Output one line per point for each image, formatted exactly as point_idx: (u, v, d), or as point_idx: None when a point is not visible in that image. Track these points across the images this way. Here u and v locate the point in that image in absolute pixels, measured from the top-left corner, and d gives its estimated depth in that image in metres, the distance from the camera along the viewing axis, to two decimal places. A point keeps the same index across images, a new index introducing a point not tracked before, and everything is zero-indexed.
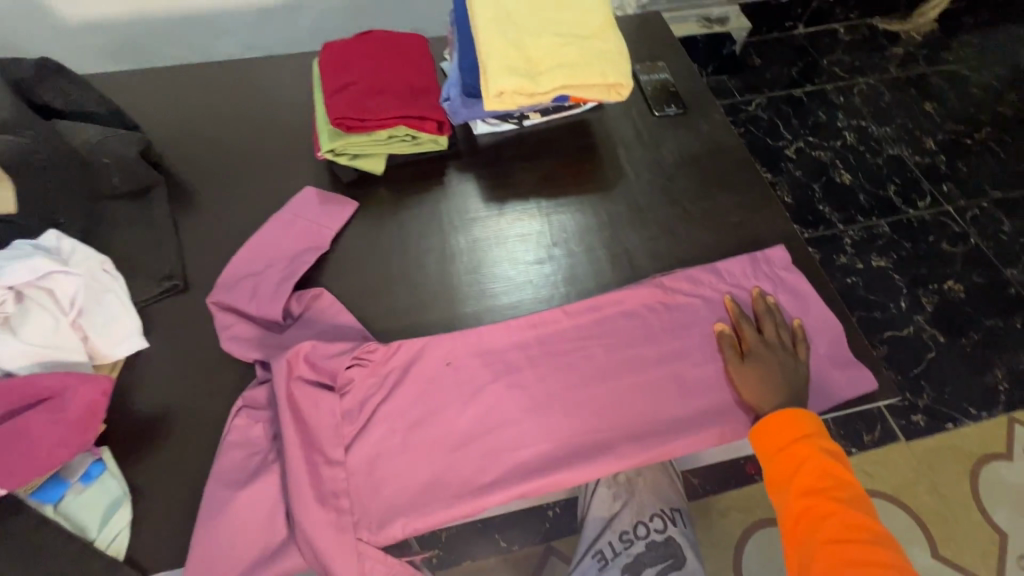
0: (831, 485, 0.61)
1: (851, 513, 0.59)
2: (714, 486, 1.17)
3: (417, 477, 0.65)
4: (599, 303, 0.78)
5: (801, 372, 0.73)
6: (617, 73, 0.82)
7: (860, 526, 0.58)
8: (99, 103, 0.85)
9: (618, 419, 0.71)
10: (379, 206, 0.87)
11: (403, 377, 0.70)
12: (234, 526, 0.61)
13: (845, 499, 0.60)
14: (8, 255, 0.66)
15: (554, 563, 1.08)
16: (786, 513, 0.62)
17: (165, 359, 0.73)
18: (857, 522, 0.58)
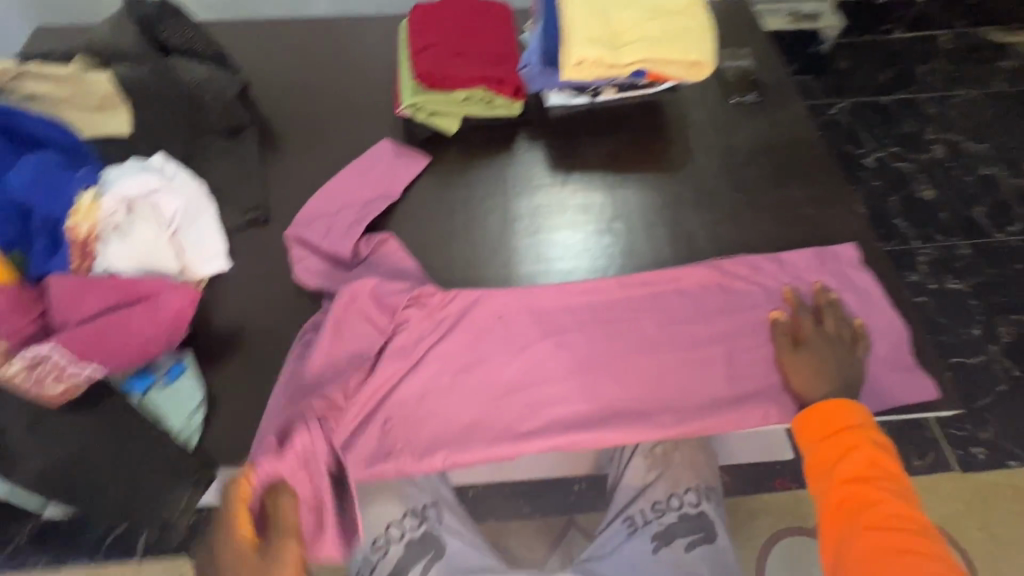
0: (876, 476, 0.60)
1: (896, 504, 0.57)
2: (746, 487, 1.15)
3: (461, 417, 0.69)
4: (654, 279, 0.78)
5: (856, 370, 0.71)
6: (700, 51, 0.81)
7: (904, 517, 0.56)
8: (205, 44, 0.91)
9: (660, 391, 0.71)
10: (448, 163, 0.90)
11: (457, 324, 0.73)
12: None
13: (891, 490, 0.59)
14: (125, 170, 0.73)
15: (574, 536, 1.10)
16: (826, 500, 0.60)
17: (243, 283, 0.80)
18: (902, 513, 0.57)
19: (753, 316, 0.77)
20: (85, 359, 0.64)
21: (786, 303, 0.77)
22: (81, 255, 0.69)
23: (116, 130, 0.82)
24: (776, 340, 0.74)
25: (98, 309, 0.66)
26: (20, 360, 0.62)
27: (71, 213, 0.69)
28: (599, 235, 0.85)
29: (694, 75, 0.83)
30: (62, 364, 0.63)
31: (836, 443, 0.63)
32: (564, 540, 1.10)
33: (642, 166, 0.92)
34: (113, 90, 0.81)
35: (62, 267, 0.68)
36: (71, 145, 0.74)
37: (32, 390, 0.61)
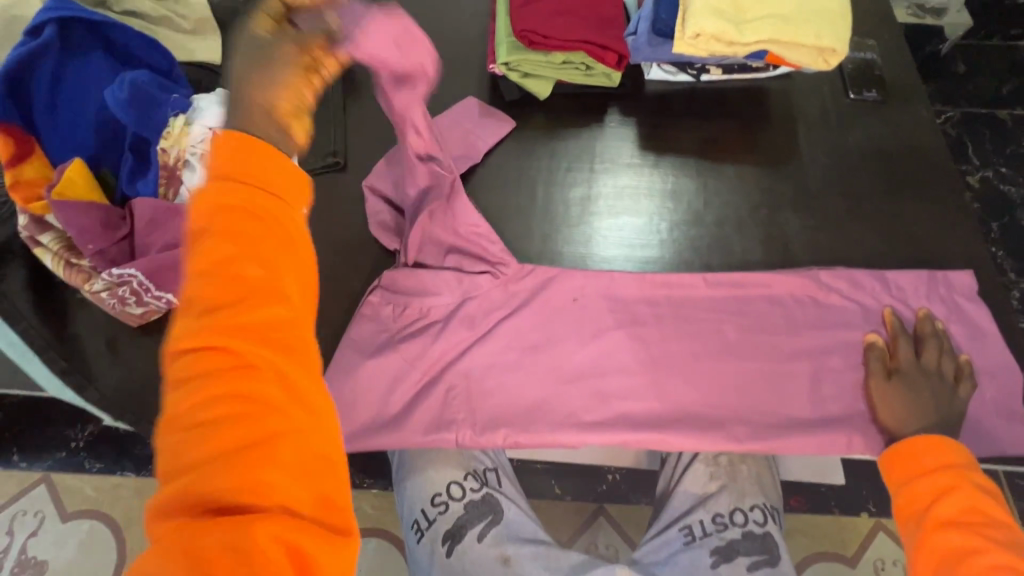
0: (979, 522, 0.55)
1: (1004, 553, 0.52)
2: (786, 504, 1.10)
3: (526, 396, 0.67)
4: (741, 281, 0.74)
5: (955, 408, 0.65)
6: (834, 36, 0.72)
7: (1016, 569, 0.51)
8: None
9: (733, 400, 0.68)
10: (534, 129, 0.85)
11: (531, 301, 0.71)
12: (358, 389, 0.67)
13: (998, 539, 0.53)
14: (212, 99, 0.72)
15: (602, 524, 1.09)
16: (920, 550, 0.57)
17: (318, 228, 0.79)
18: (1013, 564, 0.51)
19: (843, 335, 0.72)
20: (163, 285, 0.65)
21: (884, 325, 0.71)
22: (166, 181, 0.67)
23: (210, 57, 0.80)
24: (868, 363, 0.69)
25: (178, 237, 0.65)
26: (103, 279, 0.63)
27: (162, 136, 0.67)
28: (684, 225, 0.79)
29: (820, 62, 0.75)
30: (141, 288, 0.63)
31: (929, 487, 0.59)
32: (591, 526, 1.09)
33: (742, 156, 0.84)
34: (209, 16, 0.80)
35: (149, 191, 0.67)
36: (165, 67, 0.73)
37: (115, 308, 0.65)
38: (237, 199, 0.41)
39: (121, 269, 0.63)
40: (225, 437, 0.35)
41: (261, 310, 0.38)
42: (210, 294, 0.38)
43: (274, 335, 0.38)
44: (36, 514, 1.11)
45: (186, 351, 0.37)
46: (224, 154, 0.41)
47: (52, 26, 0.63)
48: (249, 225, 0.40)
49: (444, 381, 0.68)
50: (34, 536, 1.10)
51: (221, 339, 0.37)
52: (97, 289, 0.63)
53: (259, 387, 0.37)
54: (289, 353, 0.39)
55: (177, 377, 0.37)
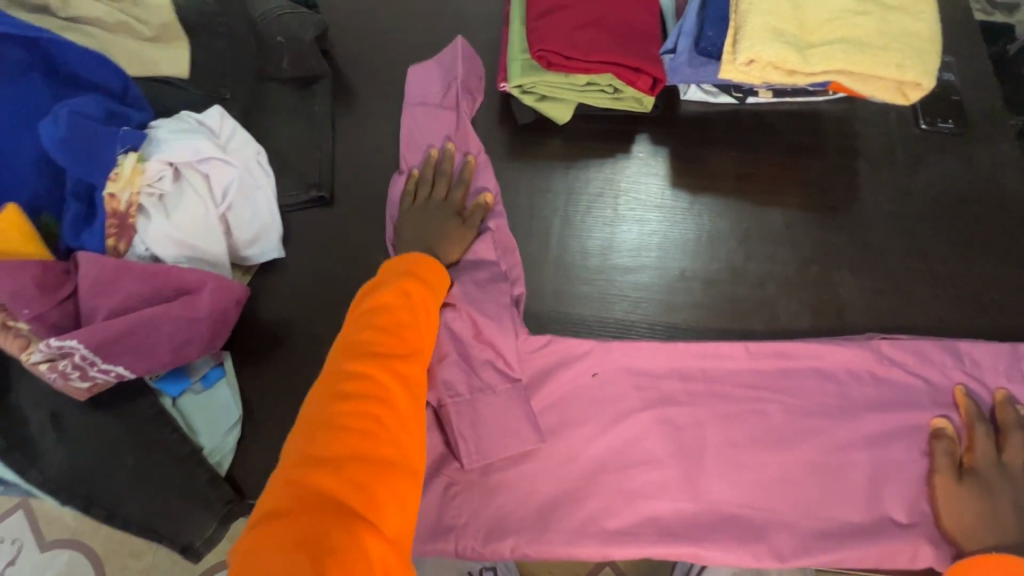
0: None
1: None
2: None
3: (534, 488, 0.59)
4: (788, 353, 0.63)
5: None
6: (919, 67, 0.60)
7: None
8: None
9: (772, 501, 0.59)
10: (550, 159, 0.74)
11: (545, 379, 0.62)
12: None
13: None
14: (175, 128, 0.62)
15: None
16: None
17: (299, 274, 0.69)
18: None
19: (906, 423, 0.60)
20: (111, 358, 0.54)
21: (956, 406, 0.61)
22: (116, 231, 0.58)
23: (174, 70, 0.70)
24: (933, 457, 0.58)
25: (131, 300, 0.56)
26: (41, 351, 0.53)
27: (110, 178, 0.57)
28: (721, 283, 0.67)
29: (898, 95, 0.63)
30: (86, 362, 0.54)
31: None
32: None
33: (792, 197, 0.72)
34: (175, 23, 0.70)
35: (97, 244, 0.57)
36: (119, 89, 0.62)
37: (57, 382, 0.54)
38: (414, 288, 0.55)
39: (60, 341, 0.52)
40: (354, 444, 0.44)
41: (410, 369, 0.50)
42: (372, 341, 0.50)
43: (410, 386, 0.50)
44: (13, 542, 1.05)
45: (348, 359, 0.48)
46: (403, 268, 0.57)
47: None
48: (406, 312, 0.53)
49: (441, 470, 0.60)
50: (11, 566, 1.04)
51: (373, 371, 0.48)
52: (35, 362, 0.53)
53: (391, 418, 0.47)
54: (405, 409, 0.48)
55: (326, 391, 0.46)
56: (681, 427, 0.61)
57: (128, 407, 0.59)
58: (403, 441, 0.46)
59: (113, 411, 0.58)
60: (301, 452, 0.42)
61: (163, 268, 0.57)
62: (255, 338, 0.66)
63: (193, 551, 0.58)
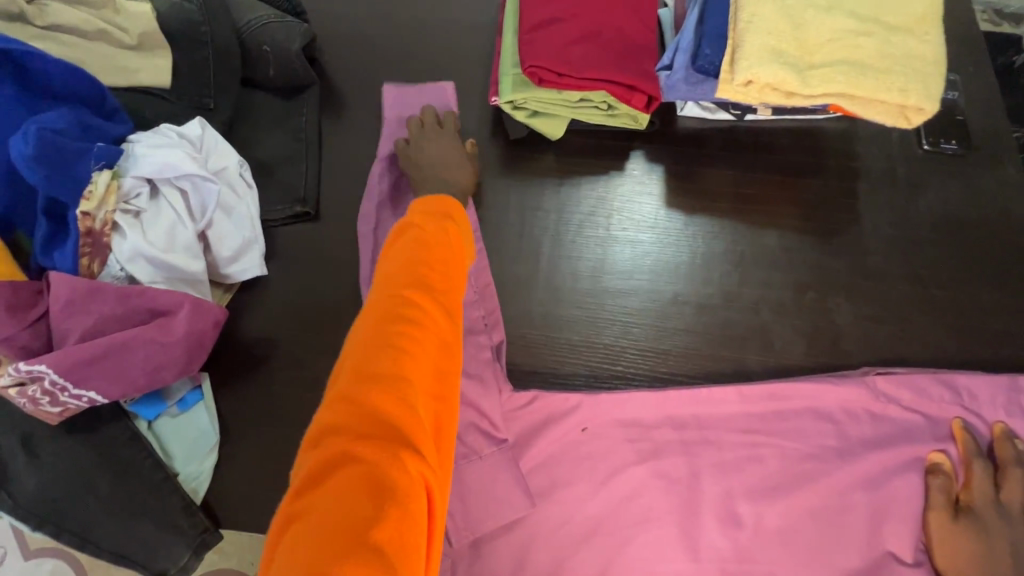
0: None
1: None
2: None
3: (517, 538, 0.55)
4: (787, 393, 0.60)
5: None
6: (922, 92, 0.58)
7: None
8: None
9: (767, 548, 0.55)
10: (541, 176, 0.72)
11: (535, 435, 0.58)
12: None
13: None
14: (153, 142, 0.60)
15: None
16: None
17: (280, 292, 0.67)
18: None
19: (904, 460, 0.58)
20: (82, 383, 0.53)
21: (953, 440, 0.59)
22: (90, 250, 0.55)
23: (155, 80, 0.67)
24: (930, 493, 0.56)
25: (103, 322, 0.54)
26: (10, 374, 0.51)
27: (83, 197, 0.55)
28: (713, 308, 0.66)
29: (899, 119, 0.60)
30: (55, 388, 0.52)
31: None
32: None
33: (790, 219, 0.70)
34: (157, 31, 0.66)
35: (68, 264, 0.55)
36: (96, 98, 0.60)
37: (28, 407, 0.53)
38: (451, 230, 0.52)
39: (29, 365, 0.51)
40: (406, 369, 0.41)
41: (449, 298, 0.47)
42: (418, 268, 0.47)
43: (445, 314, 0.46)
44: None
45: (393, 286, 0.45)
46: (441, 208, 0.53)
47: None
48: (450, 248, 0.50)
49: None
50: None
51: (422, 299, 0.45)
52: (4, 387, 0.51)
53: (433, 349, 0.43)
54: (445, 337, 0.45)
55: (376, 318, 0.43)
56: (678, 481, 0.57)
57: (101, 432, 0.57)
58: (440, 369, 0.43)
59: (87, 435, 0.56)
60: (352, 372, 0.40)
61: (136, 289, 0.55)
62: (234, 359, 0.64)
63: None
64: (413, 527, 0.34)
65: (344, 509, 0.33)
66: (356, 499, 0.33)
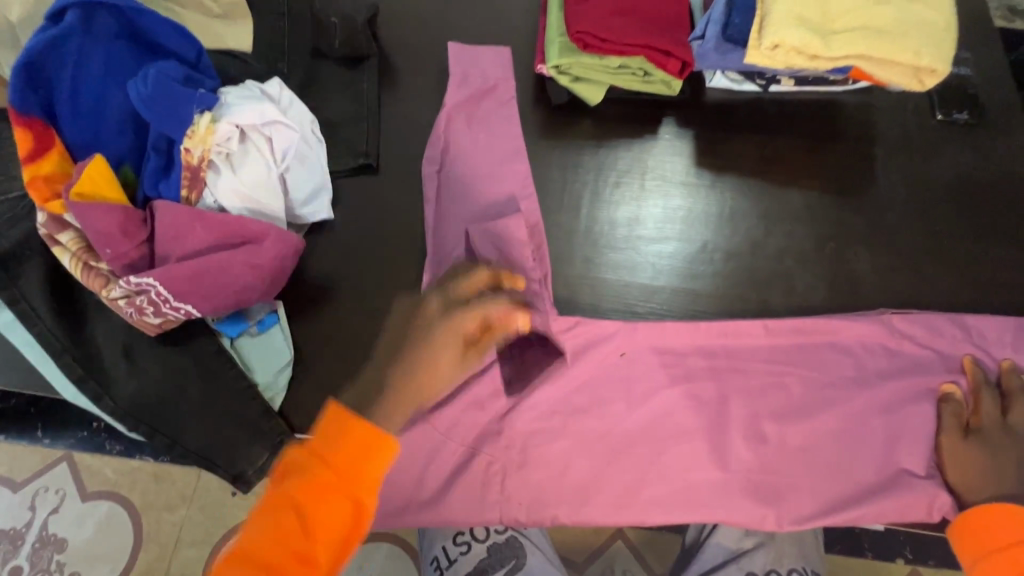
0: None
1: None
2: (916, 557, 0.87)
3: (561, 447, 0.61)
4: (809, 328, 0.65)
5: None
6: (936, 54, 0.64)
7: None
8: None
9: (790, 463, 0.60)
10: (581, 137, 0.78)
11: (577, 358, 0.64)
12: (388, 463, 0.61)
13: None
14: (241, 95, 0.68)
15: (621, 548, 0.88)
16: None
17: (345, 234, 0.75)
18: None
19: (918, 389, 0.63)
20: (181, 297, 0.60)
21: (963, 373, 0.64)
22: (189, 183, 0.63)
23: (237, 43, 0.76)
24: (942, 418, 0.61)
25: (199, 246, 0.62)
26: (121, 287, 0.59)
27: (188, 135, 0.62)
28: (739, 255, 0.71)
29: (915, 81, 0.67)
30: (160, 299, 0.60)
31: (1012, 559, 0.54)
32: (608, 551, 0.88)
33: (810, 179, 0.76)
34: None
35: (172, 193, 0.64)
36: (192, 57, 0.68)
37: (133, 317, 0.61)
38: (353, 435, 0.51)
39: (138, 278, 0.59)
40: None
41: (314, 542, 0.50)
42: (297, 505, 0.50)
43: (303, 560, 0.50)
44: (56, 492, 1.10)
45: (279, 503, 0.50)
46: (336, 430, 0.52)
47: (76, 11, 0.60)
48: (342, 467, 0.51)
49: (475, 424, 0.62)
50: (54, 514, 1.09)
51: (308, 517, 0.50)
52: (115, 297, 0.60)
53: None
54: (354, 487, 0.51)
55: (268, 512, 0.51)
56: (708, 403, 0.63)
57: (193, 345, 0.64)
58: None
59: (181, 346, 0.64)
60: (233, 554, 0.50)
61: (230, 217, 0.62)
62: (304, 291, 0.71)
63: (245, 480, 0.63)
64: None
65: None
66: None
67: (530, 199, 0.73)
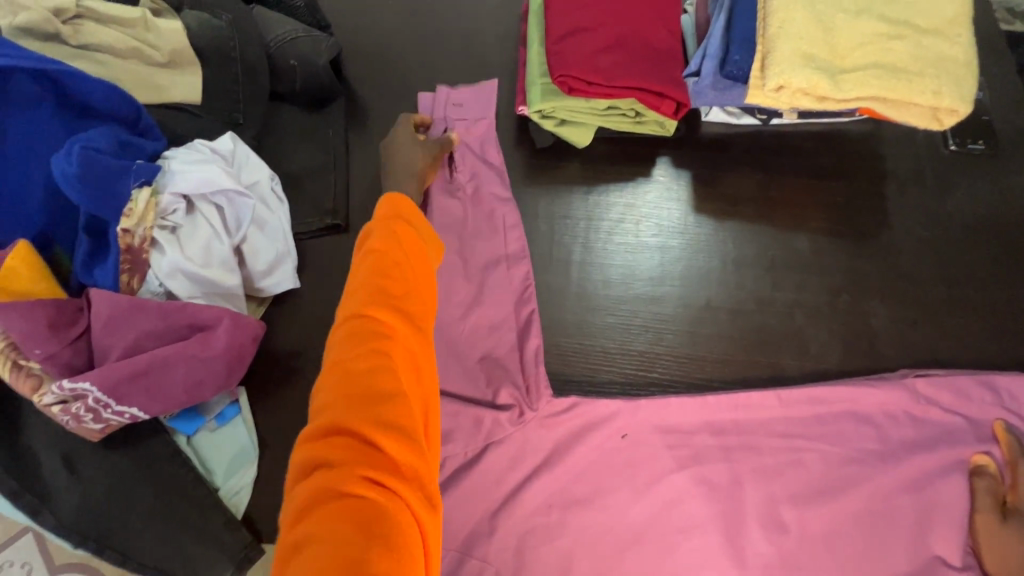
0: None
1: None
2: None
3: (560, 547, 0.55)
4: (826, 397, 0.59)
5: None
6: (956, 93, 0.58)
7: None
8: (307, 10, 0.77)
9: (812, 554, 0.55)
10: (569, 184, 0.72)
11: (574, 443, 0.58)
12: None
13: None
14: (187, 158, 0.60)
15: None
16: None
17: (314, 304, 0.68)
18: None
19: (947, 462, 0.58)
20: (125, 400, 0.53)
21: (997, 442, 0.58)
22: (130, 266, 0.56)
23: (186, 96, 0.66)
24: (976, 496, 0.56)
25: (142, 340, 0.54)
26: (53, 393, 0.51)
27: (123, 214, 0.55)
28: (746, 312, 0.65)
29: (932, 121, 0.61)
30: (99, 405, 0.52)
31: None
32: None
33: (819, 221, 0.70)
34: (187, 45, 0.65)
35: (110, 280, 0.56)
36: (131, 116, 0.60)
37: (71, 424, 0.53)
38: (403, 229, 0.51)
39: (73, 383, 0.51)
40: (383, 365, 0.42)
41: (412, 303, 0.48)
42: (383, 276, 0.47)
43: (399, 352, 0.44)
44: None
45: (364, 317, 0.45)
46: (391, 209, 0.53)
47: None
48: (405, 254, 0.50)
49: (464, 525, 0.56)
50: None
51: (394, 286, 0.47)
52: (47, 404, 0.51)
53: (401, 357, 0.44)
54: (425, 277, 0.51)
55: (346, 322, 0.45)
56: (720, 490, 0.57)
57: (141, 448, 0.57)
58: (404, 365, 0.44)
59: (127, 450, 0.57)
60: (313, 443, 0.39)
61: (177, 305, 0.55)
62: (269, 373, 0.65)
63: None
64: (408, 556, 0.35)
65: (333, 552, 0.33)
66: (340, 547, 0.33)
67: (516, 258, 0.66)
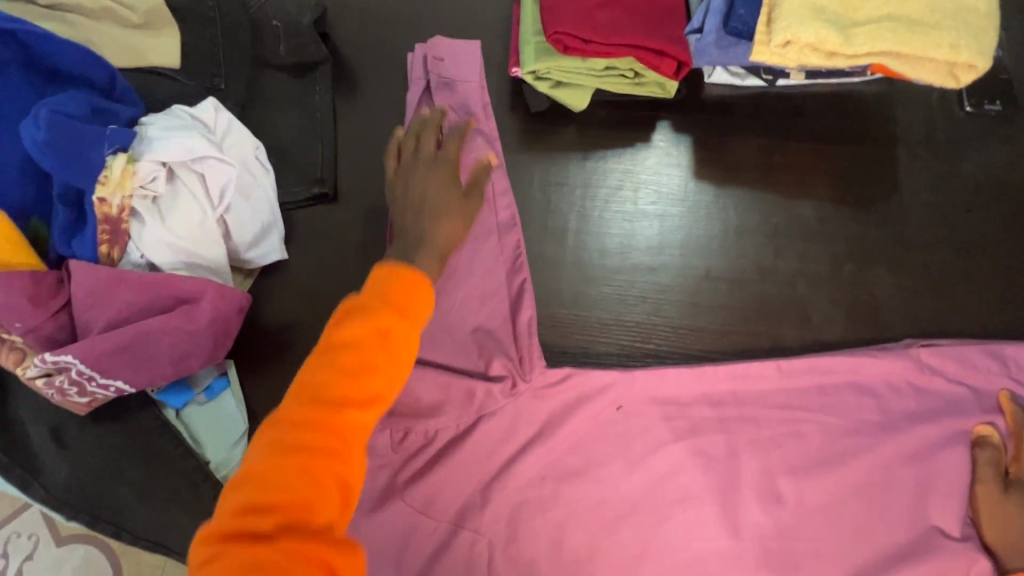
0: None
1: None
2: None
3: (552, 518, 0.55)
4: (827, 367, 0.58)
5: None
6: (974, 47, 0.55)
7: None
8: None
9: (808, 524, 0.55)
10: (565, 150, 0.69)
11: (567, 416, 0.57)
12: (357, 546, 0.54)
13: None
14: (166, 125, 0.58)
15: None
16: None
17: (302, 276, 0.66)
18: None
19: (949, 433, 0.56)
20: (109, 373, 0.52)
21: (1000, 413, 0.57)
22: (109, 237, 0.54)
23: (164, 60, 0.64)
24: (977, 467, 0.55)
25: (124, 312, 0.53)
26: (37, 365, 0.51)
27: (99, 182, 0.53)
28: (746, 282, 0.63)
29: (948, 78, 0.57)
30: (82, 377, 0.51)
31: None
32: None
33: (825, 187, 0.67)
34: (163, 5, 0.63)
35: (89, 252, 0.54)
36: (105, 82, 0.58)
37: (56, 397, 0.53)
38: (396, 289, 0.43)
39: (55, 355, 0.50)
40: (325, 444, 0.38)
41: (382, 384, 0.41)
42: (357, 342, 0.41)
43: (346, 438, 0.38)
44: None
45: (323, 383, 0.39)
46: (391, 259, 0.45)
47: None
48: (392, 322, 0.42)
49: (457, 497, 0.55)
50: None
51: (369, 358, 0.41)
52: (32, 377, 0.51)
53: (345, 445, 0.38)
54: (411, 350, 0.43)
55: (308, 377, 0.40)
56: (716, 461, 0.56)
57: (129, 421, 0.57)
58: (347, 450, 0.38)
59: (116, 423, 0.57)
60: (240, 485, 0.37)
61: (158, 276, 0.54)
62: (258, 346, 0.64)
63: None
64: None
65: None
66: None
67: (509, 227, 0.64)
